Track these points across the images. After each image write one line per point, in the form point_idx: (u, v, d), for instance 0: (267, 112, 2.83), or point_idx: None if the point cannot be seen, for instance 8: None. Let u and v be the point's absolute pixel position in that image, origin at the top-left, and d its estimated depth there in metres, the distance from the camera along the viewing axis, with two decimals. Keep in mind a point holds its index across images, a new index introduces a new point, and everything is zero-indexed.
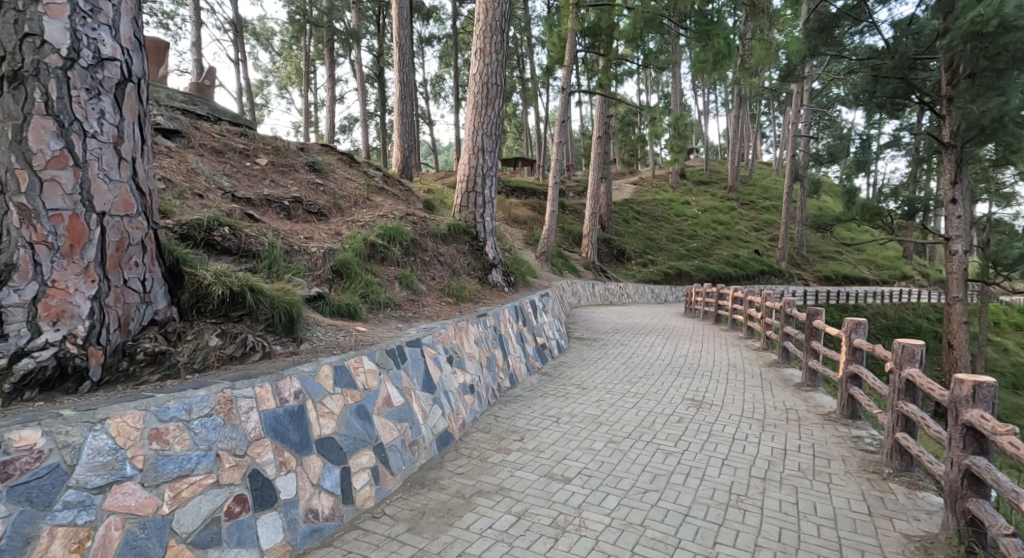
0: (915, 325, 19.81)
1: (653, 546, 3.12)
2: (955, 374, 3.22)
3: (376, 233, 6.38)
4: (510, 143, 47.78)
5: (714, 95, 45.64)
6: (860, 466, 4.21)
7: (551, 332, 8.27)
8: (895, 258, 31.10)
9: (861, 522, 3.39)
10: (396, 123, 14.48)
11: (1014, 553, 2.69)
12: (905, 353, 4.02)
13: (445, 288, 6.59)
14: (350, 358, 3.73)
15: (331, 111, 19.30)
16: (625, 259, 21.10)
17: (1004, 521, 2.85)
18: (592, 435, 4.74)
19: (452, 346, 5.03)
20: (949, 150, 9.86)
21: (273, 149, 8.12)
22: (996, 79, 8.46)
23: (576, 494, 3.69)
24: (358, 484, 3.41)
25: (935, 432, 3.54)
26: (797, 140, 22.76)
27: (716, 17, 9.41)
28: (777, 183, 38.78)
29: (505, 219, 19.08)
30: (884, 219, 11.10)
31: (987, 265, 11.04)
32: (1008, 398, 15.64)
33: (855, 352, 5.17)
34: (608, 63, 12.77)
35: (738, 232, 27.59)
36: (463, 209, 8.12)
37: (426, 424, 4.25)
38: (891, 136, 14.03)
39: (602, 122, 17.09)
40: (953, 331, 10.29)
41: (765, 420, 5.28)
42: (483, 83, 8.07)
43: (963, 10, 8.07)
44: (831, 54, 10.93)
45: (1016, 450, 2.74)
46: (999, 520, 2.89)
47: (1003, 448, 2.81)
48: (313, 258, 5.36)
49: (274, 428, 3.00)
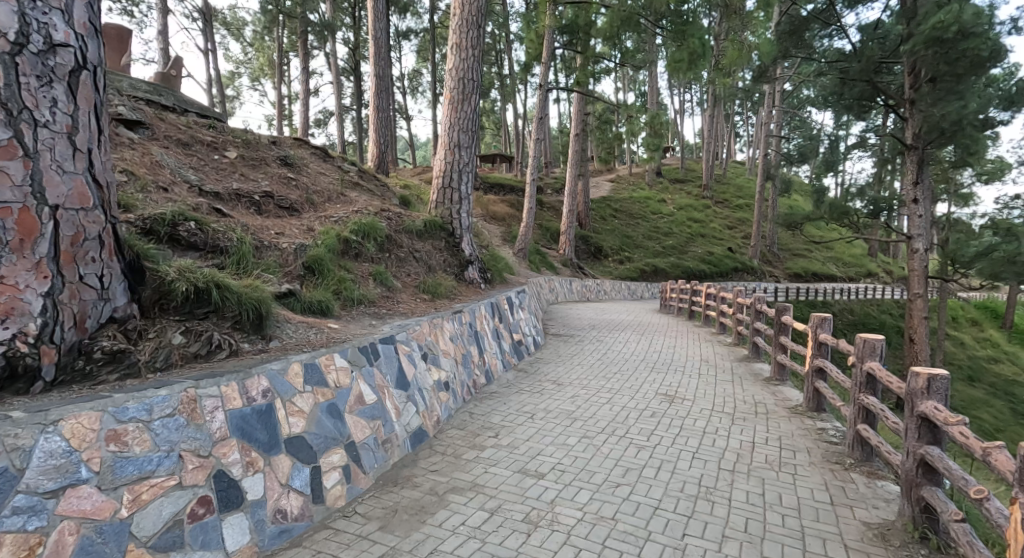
0: (879, 321, 20.46)
1: (623, 539, 3.15)
2: (911, 367, 3.31)
3: (349, 229, 6.29)
4: (489, 140, 47.66)
5: (690, 94, 46.43)
6: (824, 457, 4.33)
7: (527, 328, 8.27)
8: (861, 255, 32.06)
9: (823, 511, 3.49)
10: (372, 117, 14.27)
11: (965, 539, 2.82)
12: (867, 347, 4.14)
13: (421, 285, 6.53)
14: (321, 356, 3.68)
15: (305, 105, 18.89)
16: (602, 255, 21.23)
17: (955, 507, 2.97)
18: (567, 431, 4.77)
19: (426, 343, 4.98)
20: (911, 151, 10.11)
21: (243, 142, 7.92)
22: (955, 83, 8.70)
23: (549, 489, 3.71)
24: (328, 482, 3.37)
25: (893, 423, 3.66)
26: (769, 140, 23.22)
27: (691, 17, 9.53)
28: (750, 182, 39.63)
29: (483, 216, 19.02)
30: (851, 217, 11.41)
31: (946, 263, 11.45)
32: (965, 390, 16.28)
33: (820, 347, 5.30)
34: (586, 60, 12.82)
35: (713, 229, 28.02)
36: (439, 205, 8.06)
37: (400, 421, 4.21)
38: (858, 137, 14.44)
39: (580, 119, 17.16)
40: (914, 326, 10.63)
41: (735, 414, 5.38)
42: (459, 78, 7.95)
43: (925, 16, 8.28)
44: (802, 56, 11.13)
45: (966, 439, 2.85)
46: (950, 506, 3.01)
47: (954, 437, 2.92)
48: (283, 255, 5.28)
49: (241, 428, 2.94)
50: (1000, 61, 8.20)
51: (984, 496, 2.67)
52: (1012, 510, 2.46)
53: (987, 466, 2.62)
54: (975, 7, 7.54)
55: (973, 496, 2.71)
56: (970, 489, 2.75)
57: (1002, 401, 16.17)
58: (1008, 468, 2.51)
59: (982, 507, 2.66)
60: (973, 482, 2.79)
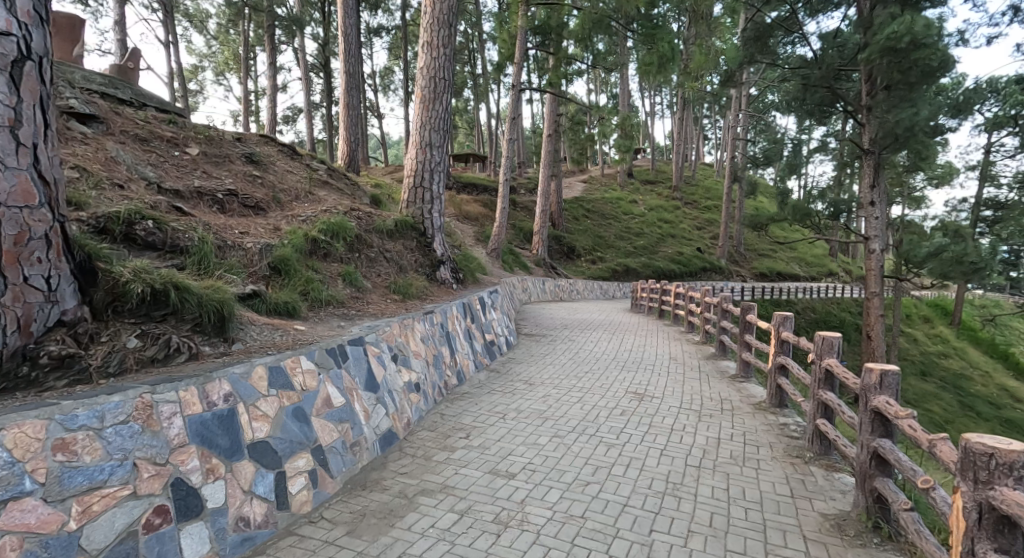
0: (840, 319, 21.16)
1: (592, 536, 3.17)
2: (865, 362, 3.43)
3: (317, 228, 6.17)
4: (462, 139, 47.43)
5: (660, 98, 47.14)
6: (785, 451, 4.44)
7: (499, 329, 8.25)
8: (822, 256, 33.13)
9: (783, 504, 3.57)
10: (342, 115, 14.05)
11: (913, 527, 2.94)
12: (825, 345, 4.26)
13: (392, 285, 6.46)
14: (287, 359, 3.60)
15: (273, 101, 18.43)
16: (575, 255, 21.38)
17: (904, 497, 3.09)
18: (538, 430, 4.77)
19: (397, 344, 4.93)
20: (868, 156, 10.44)
21: (206, 138, 7.69)
22: (908, 92, 9.04)
23: (520, 489, 3.70)
24: (293, 488, 3.29)
25: (849, 417, 3.77)
26: (735, 142, 23.76)
27: (661, 22, 9.67)
28: (718, 184, 40.49)
29: (456, 215, 18.93)
30: (813, 219, 11.74)
31: (901, 263, 11.91)
32: (918, 385, 16.96)
33: (782, 344, 5.43)
34: (558, 62, 12.89)
35: (682, 230, 28.49)
36: (410, 205, 7.97)
37: (369, 424, 4.15)
38: (820, 142, 14.90)
39: (552, 120, 17.21)
40: (871, 323, 11.01)
41: (703, 411, 5.48)
42: (430, 77, 7.86)
43: (880, 27, 8.55)
44: (766, 62, 11.37)
45: (914, 432, 2.96)
46: (900, 496, 3.12)
47: (903, 430, 3.03)
48: (248, 254, 5.14)
49: (201, 434, 2.85)
50: (948, 71, 8.52)
51: (930, 486, 2.77)
52: (954, 498, 2.56)
53: (933, 457, 2.72)
54: (926, 19, 7.84)
55: (920, 486, 2.82)
56: (918, 479, 2.85)
57: (951, 394, 16.93)
58: (951, 458, 2.61)
59: (929, 496, 2.76)
60: (921, 472, 2.89)
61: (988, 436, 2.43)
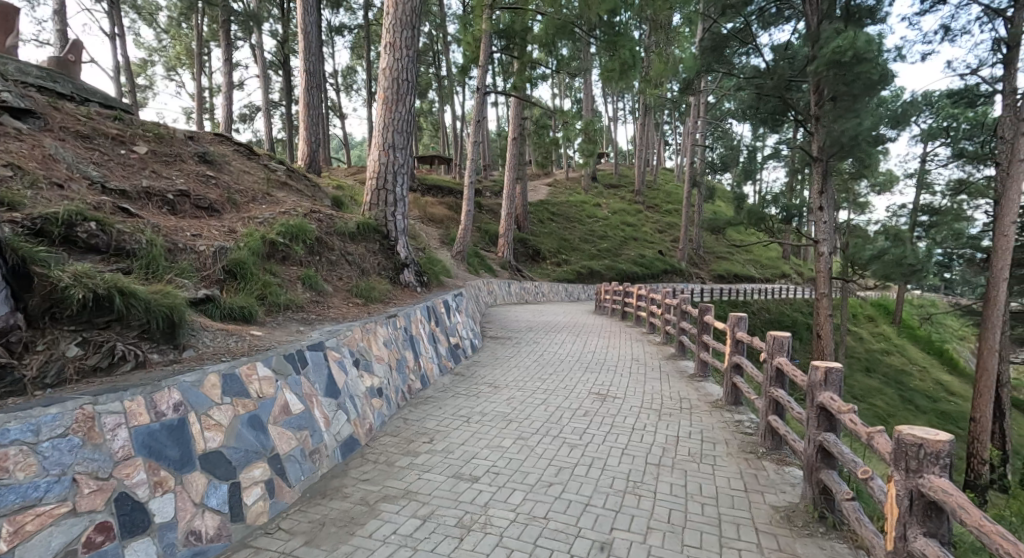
0: (793, 319, 21.95)
1: (554, 537, 3.18)
2: (812, 360, 3.56)
3: (276, 230, 6.02)
4: (427, 141, 47.15)
5: (622, 103, 48.02)
6: (740, 447, 4.57)
7: (464, 332, 8.21)
8: (776, 258, 34.34)
9: (737, 498, 3.67)
10: (302, 115, 13.72)
11: (854, 516, 3.06)
12: (775, 344, 4.40)
13: (354, 289, 6.35)
14: (242, 366, 3.48)
15: (228, 98, 17.84)
16: (540, 258, 21.51)
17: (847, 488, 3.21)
18: (502, 433, 4.77)
19: (358, 349, 4.84)
20: (817, 163, 10.85)
21: (155, 136, 7.40)
22: (852, 103, 9.32)
23: (483, 492, 3.68)
24: (249, 499, 3.18)
25: (798, 413, 3.91)
26: (695, 148, 24.38)
27: (622, 28, 9.82)
28: (678, 188, 41.50)
29: (420, 218, 18.75)
30: (767, 222, 12.15)
31: (848, 265, 12.45)
32: (865, 381, 17.76)
33: (737, 344, 5.59)
34: (522, 66, 12.93)
35: (645, 233, 29.00)
36: (373, 207, 7.85)
37: (329, 430, 4.06)
38: (773, 148, 15.46)
39: (517, 123, 17.27)
40: (821, 322, 11.46)
41: (663, 410, 5.57)
42: (393, 78, 7.75)
43: (827, 41, 8.91)
44: (722, 71, 11.68)
45: (855, 426, 3.08)
46: (843, 487, 3.26)
47: (846, 424, 3.16)
48: (200, 257, 4.96)
49: (148, 445, 2.73)
50: (888, 84, 8.98)
51: (869, 476, 2.89)
52: (889, 487, 2.69)
53: (871, 448, 2.84)
54: (867, 35, 8.19)
55: (859, 476, 2.94)
56: (857, 470, 2.98)
57: (893, 389, 17.78)
58: (886, 448, 2.73)
59: (867, 485, 2.88)
60: (861, 463, 3.02)
61: (918, 427, 2.56)
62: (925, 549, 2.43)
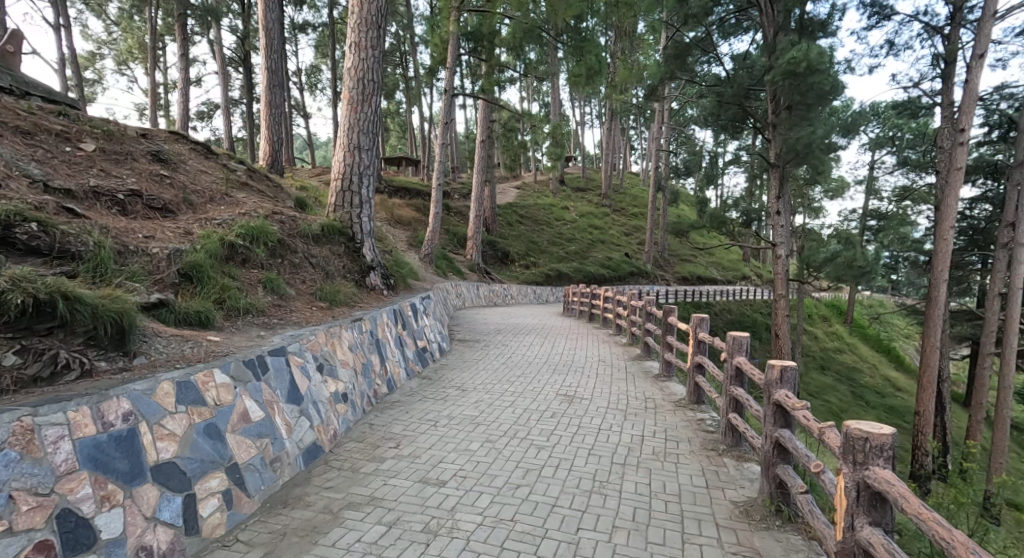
0: (753, 319, 22.57)
1: (521, 539, 3.17)
2: (768, 359, 3.65)
3: (235, 232, 5.84)
4: (394, 142, 46.63)
5: (589, 108, 48.60)
6: (702, 445, 4.66)
7: (432, 335, 8.12)
8: (737, 261, 35.32)
9: (699, 494, 3.73)
10: (263, 113, 13.35)
11: (808, 509, 3.15)
12: (735, 344, 4.50)
13: (317, 292, 6.21)
14: (198, 372, 3.36)
15: (185, 95, 17.22)
16: (508, 261, 21.52)
17: (800, 481, 3.30)
18: (469, 436, 4.74)
19: (322, 353, 4.72)
20: (774, 169, 11.18)
21: (104, 133, 7.08)
22: (807, 112, 9.66)
23: (449, 496, 3.64)
24: (205, 511, 3.06)
25: (757, 410, 4.00)
26: (660, 153, 24.83)
27: (588, 34, 9.90)
28: (644, 192, 42.23)
29: (387, 220, 18.51)
30: (728, 226, 12.46)
31: (803, 268, 12.87)
32: (820, 378, 18.40)
33: (699, 344, 5.69)
34: (490, 69, 12.89)
35: (611, 236, 29.36)
36: (338, 208, 7.71)
37: (291, 438, 3.94)
38: (734, 154, 15.89)
39: (485, 126, 17.25)
40: (779, 323, 11.82)
41: (629, 410, 5.63)
42: (358, 78, 7.62)
43: (783, 51, 9.20)
44: (685, 78, 11.93)
45: (808, 422, 3.18)
46: (798, 480, 3.34)
47: (799, 420, 3.26)
48: (153, 260, 4.77)
49: (94, 458, 2.61)
50: (839, 94, 9.34)
51: (821, 470, 2.98)
52: (838, 480, 2.77)
53: (822, 443, 2.93)
54: (820, 48, 8.52)
55: (812, 470, 3.03)
56: (810, 464, 3.07)
57: (846, 386, 18.48)
58: (836, 443, 2.82)
59: (819, 479, 2.97)
60: (813, 458, 3.11)
61: (864, 422, 2.66)
62: (870, 538, 2.52)
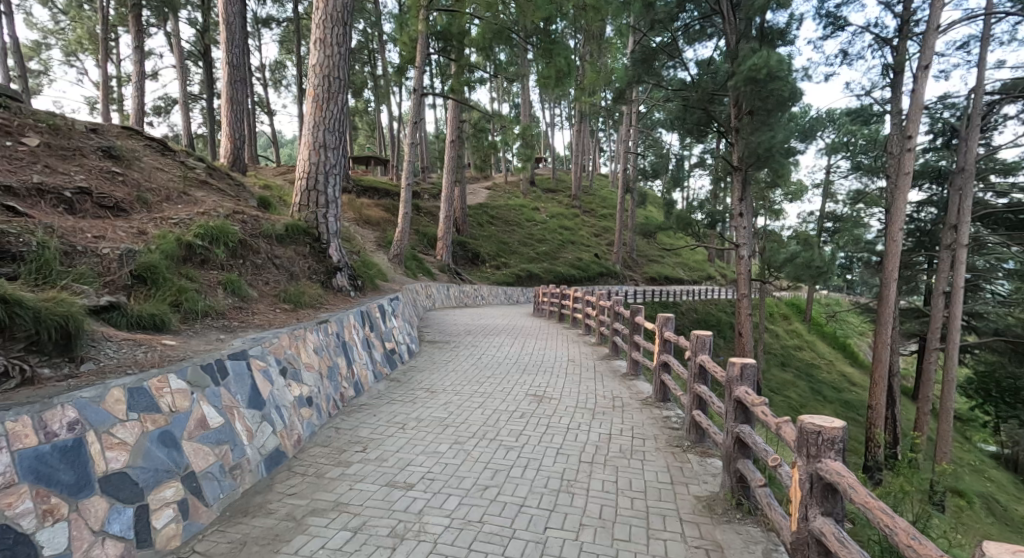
0: (718, 319, 23.09)
1: (489, 540, 3.15)
2: (729, 357, 3.73)
3: (193, 232, 5.65)
4: (362, 141, 45.99)
5: (559, 110, 48.93)
6: (667, 442, 4.73)
7: (400, 337, 8.01)
8: (702, 261, 36.11)
9: (663, 490, 3.78)
10: (225, 110, 12.96)
11: (767, 502, 3.22)
12: (699, 343, 4.57)
13: (281, 293, 6.06)
14: (152, 378, 3.23)
15: (140, 89, 16.55)
16: (478, 261, 21.45)
17: (759, 475, 3.37)
18: (438, 438, 4.68)
19: (286, 357, 4.60)
20: (737, 171, 11.44)
21: (51, 128, 6.75)
22: (767, 117, 10.00)
23: (417, 499, 3.59)
24: (159, 522, 2.94)
25: (718, 407, 4.08)
26: (628, 155, 25.16)
27: (558, 36, 9.93)
28: (613, 193, 42.76)
29: (355, 220, 18.23)
30: (694, 227, 12.71)
31: (765, 268, 13.24)
32: (782, 375, 18.96)
33: (665, 343, 5.77)
34: (460, 69, 12.77)
35: (581, 236, 29.59)
36: (303, 208, 7.54)
37: (252, 444, 3.82)
38: (700, 157, 16.24)
39: (455, 126, 17.15)
40: (742, 321, 12.12)
41: (597, 409, 5.67)
42: (324, 76, 7.45)
43: (745, 58, 9.44)
44: (652, 82, 12.11)
45: (766, 417, 3.25)
46: (757, 474, 3.41)
47: (758, 416, 3.33)
48: (103, 262, 4.57)
49: (36, 470, 2.49)
50: (798, 101, 9.63)
51: (778, 463, 3.05)
52: (794, 472, 2.85)
53: (779, 437, 3.00)
54: (779, 56, 8.81)
55: (769, 463, 3.10)
56: (768, 458, 3.14)
57: (806, 382, 19.09)
58: (792, 437, 2.89)
59: (776, 472, 3.05)
60: (772, 452, 3.18)
61: (818, 416, 2.73)
62: (823, 528, 2.58)
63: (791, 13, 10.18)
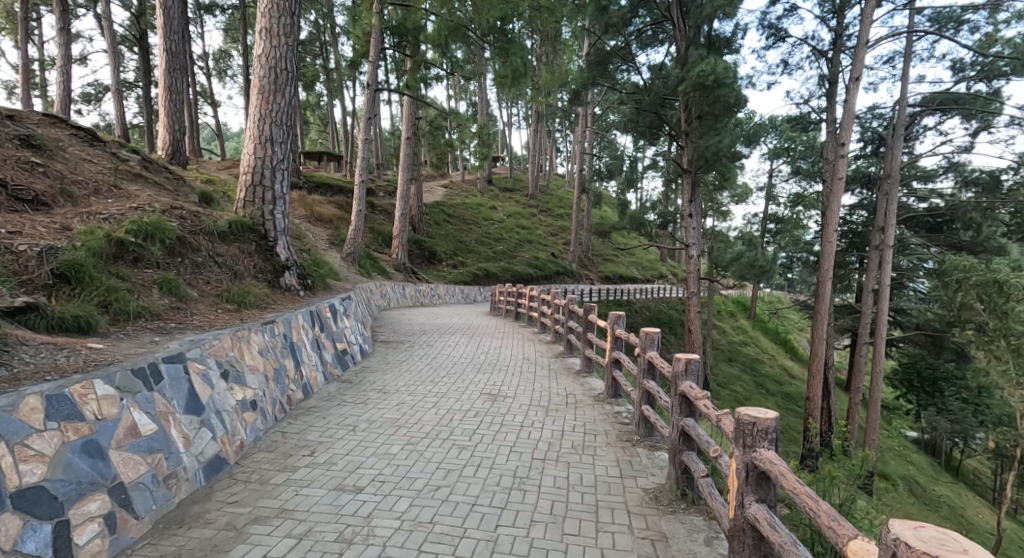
0: (669, 317, 23.71)
1: (439, 540, 3.10)
2: (675, 353, 3.80)
3: (125, 228, 5.34)
4: (314, 136, 44.71)
5: (515, 109, 49.02)
6: (617, 436, 4.80)
7: (352, 337, 7.81)
8: (654, 260, 36.98)
9: (613, 484, 3.83)
10: (162, 99, 12.25)
11: (709, 492, 3.31)
12: (647, 339, 4.65)
13: (224, 293, 5.80)
14: (75, 384, 3.01)
15: (66, 75, 15.45)
16: (434, 260, 21.23)
17: (702, 466, 3.45)
18: (389, 440, 4.58)
19: (227, 359, 4.38)
20: (687, 174, 11.61)
21: None
22: (714, 122, 10.30)
23: (366, 502, 3.49)
24: (82, 538, 2.74)
25: (665, 402, 4.16)
26: (583, 156, 25.44)
27: (513, 35, 9.85)
28: (569, 193, 43.22)
29: (306, 217, 17.68)
30: (647, 227, 12.99)
31: (713, 267, 13.69)
32: (729, 370, 19.66)
33: (616, 340, 5.86)
34: (415, 66, 12.54)
35: (537, 235, 29.75)
36: (249, 204, 7.22)
37: (189, 451, 3.62)
38: (653, 159, 16.62)
39: (411, 123, 16.89)
40: (691, 319, 12.48)
41: (550, 407, 5.69)
42: (270, 67, 7.14)
43: (694, 64, 9.69)
44: (607, 84, 12.28)
45: (708, 410, 3.34)
46: (700, 465, 3.49)
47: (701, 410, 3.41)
48: (19, 259, 4.27)
49: None
50: (743, 107, 9.98)
51: (718, 454, 3.14)
52: (732, 462, 2.94)
53: (719, 430, 3.09)
54: (725, 63, 9.02)
55: (711, 454, 3.18)
56: (710, 449, 3.22)
57: (750, 376, 19.87)
58: (730, 429, 2.98)
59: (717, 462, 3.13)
60: (713, 443, 3.27)
61: (752, 409, 2.82)
62: (757, 515, 2.66)
63: (737, 23, 10.52)
